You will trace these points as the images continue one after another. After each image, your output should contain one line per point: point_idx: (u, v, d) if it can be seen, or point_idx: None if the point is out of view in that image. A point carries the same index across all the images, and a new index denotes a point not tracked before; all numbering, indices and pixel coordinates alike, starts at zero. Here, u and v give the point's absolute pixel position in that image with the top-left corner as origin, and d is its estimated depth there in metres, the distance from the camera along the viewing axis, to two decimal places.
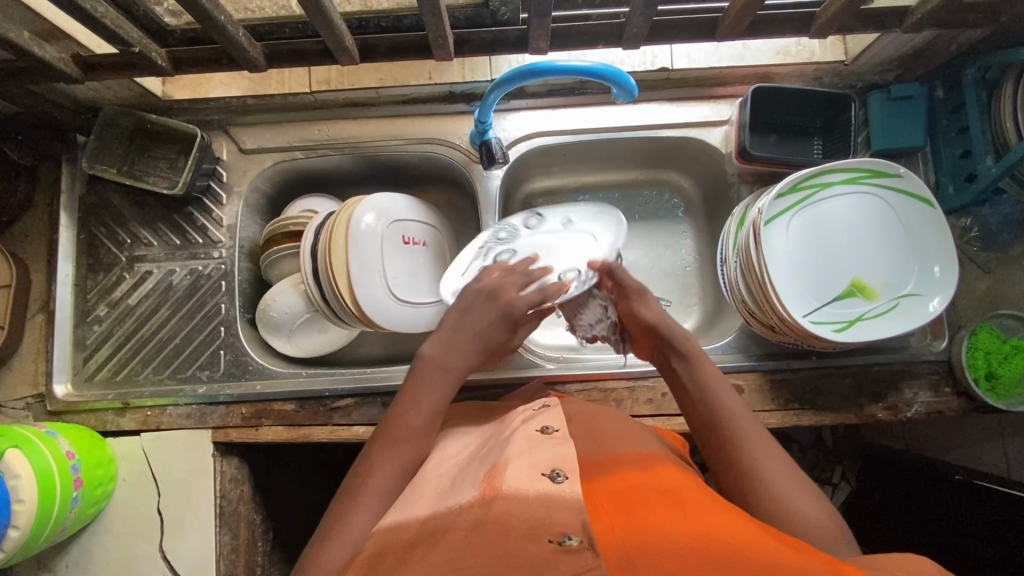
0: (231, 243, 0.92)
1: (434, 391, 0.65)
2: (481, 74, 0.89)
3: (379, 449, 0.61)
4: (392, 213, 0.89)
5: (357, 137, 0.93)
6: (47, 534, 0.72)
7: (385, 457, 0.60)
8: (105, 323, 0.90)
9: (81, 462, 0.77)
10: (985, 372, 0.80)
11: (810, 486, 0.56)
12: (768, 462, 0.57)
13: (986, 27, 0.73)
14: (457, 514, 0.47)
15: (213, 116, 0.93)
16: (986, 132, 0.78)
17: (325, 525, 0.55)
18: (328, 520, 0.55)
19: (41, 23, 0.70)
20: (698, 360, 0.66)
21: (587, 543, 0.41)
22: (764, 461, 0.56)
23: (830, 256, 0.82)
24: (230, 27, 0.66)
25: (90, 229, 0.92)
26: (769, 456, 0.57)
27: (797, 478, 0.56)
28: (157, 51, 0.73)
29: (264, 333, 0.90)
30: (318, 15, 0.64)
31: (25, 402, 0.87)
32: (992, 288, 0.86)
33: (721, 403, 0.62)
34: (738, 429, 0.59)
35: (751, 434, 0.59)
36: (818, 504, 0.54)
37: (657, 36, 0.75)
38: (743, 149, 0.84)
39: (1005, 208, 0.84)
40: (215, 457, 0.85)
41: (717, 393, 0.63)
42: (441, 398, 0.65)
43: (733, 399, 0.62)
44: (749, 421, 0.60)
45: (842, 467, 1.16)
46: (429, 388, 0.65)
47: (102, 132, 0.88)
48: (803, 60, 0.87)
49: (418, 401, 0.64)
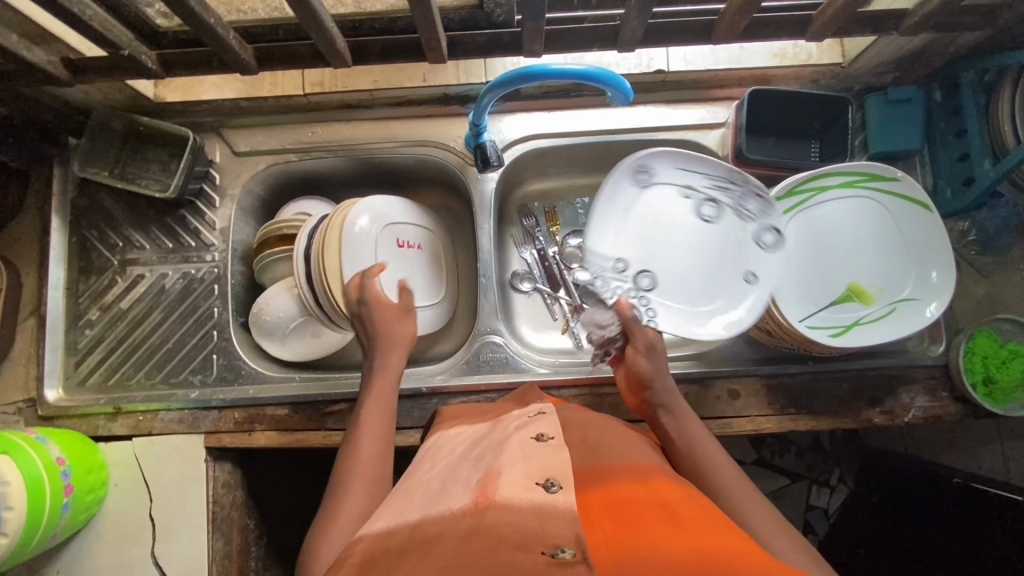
0: (224, 246, 0.92)
1: (382, 392, 0.68)
2: (476, 77, 0.89)
3: (349, 451, 0.62)
4: (387, 216, 0.88)
5: (351, 140, 0.92)
6: (36, 541, 0.71)
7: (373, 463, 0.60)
8: (96, 327, 0.90)
9: (72, 468, 0.76)
10: (983, 376, 0.80)
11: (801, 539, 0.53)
12: (754, 518, 0.54)
13: (984, 30, 0.72)
14: (449, 523, 0.47)
15: (207, 118, 0.92)
16: (984, 136, 0.78)
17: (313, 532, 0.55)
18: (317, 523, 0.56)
19: (30, 25, 0.69)
20: (685, 418, 0.65)
21: (580, 556, 0.40)
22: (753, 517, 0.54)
23: (828, 262, 0.81)
24: (220, 29, 0.65)
25: (82, 232, 0.91)
26: (758, 512, 0.55)
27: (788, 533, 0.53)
28: (147, 53, 0.72)
29: (257, 337, 0.89)
30: (309, 18, 0.64)
31: (16, 407, 0.86)
32: (990, 292, 0.86)
33: (707, 462, 0.60)
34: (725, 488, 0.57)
35: (739, 494, 0.57)
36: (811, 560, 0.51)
37: (653, 38, 0.74)
38: (739, 151, 0.84)
39: (1002, 211, 0.84)
40: (208, 462, 0.84)
41: (703, 451, 0.61)
42: (388, 395, 0.68)
43: (719, 456, 0.61)
44: (735, 476, 0.59)
45: (840, 469, 1.16)
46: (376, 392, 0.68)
47: (94, 135, 0.87)
48: (800, 62, 0.87)
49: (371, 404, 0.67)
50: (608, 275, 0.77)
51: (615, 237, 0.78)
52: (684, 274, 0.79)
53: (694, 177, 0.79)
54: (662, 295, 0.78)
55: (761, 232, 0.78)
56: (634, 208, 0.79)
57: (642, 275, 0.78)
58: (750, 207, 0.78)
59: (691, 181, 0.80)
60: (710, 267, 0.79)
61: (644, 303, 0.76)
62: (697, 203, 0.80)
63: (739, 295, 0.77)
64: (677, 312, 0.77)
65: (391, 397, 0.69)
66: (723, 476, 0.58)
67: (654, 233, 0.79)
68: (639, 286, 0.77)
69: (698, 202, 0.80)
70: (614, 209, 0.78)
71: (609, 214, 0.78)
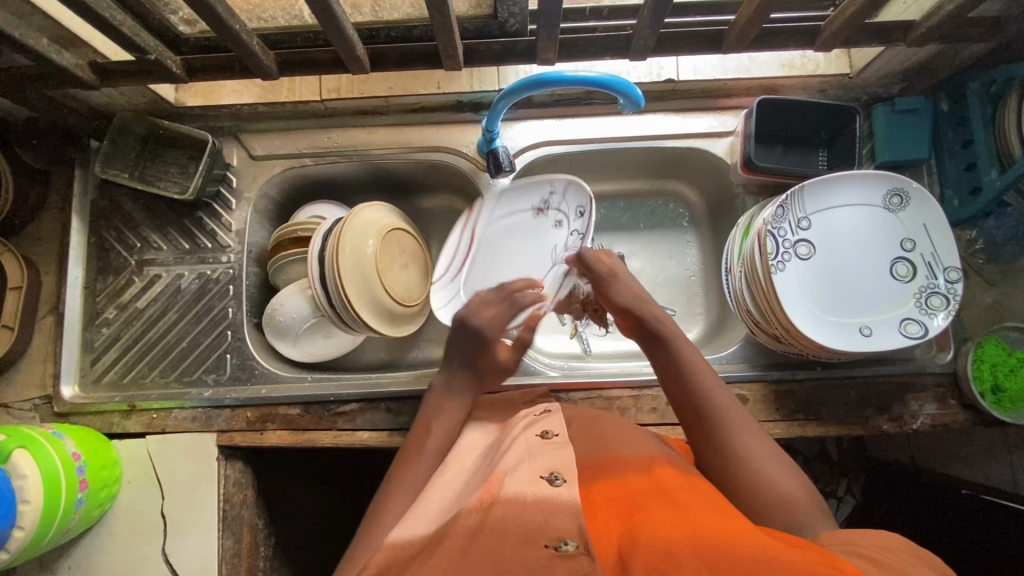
0: (240, 248, 0.93)
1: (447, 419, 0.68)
2: (489, 85, 0.91)
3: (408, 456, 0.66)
4: (388, 224, 0.90)
5: (365, 146, 0.94)
6: (51, 535, 0.72)
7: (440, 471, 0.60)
8: (112, 326, 0.91)
9: (88, 464, 0.77)
10: (991, 385, 0.80)
11: (793, 465, 0.58)
12: (746, 445, 0.58)
13: (991, 41, 0.73)
14: (456, 520, 0.48)
15: (225, 123, 0.94)
16: (991, 145, 0.79)
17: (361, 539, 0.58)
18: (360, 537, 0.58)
19: (59, 30, 0.71)
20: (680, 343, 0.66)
21: (582, 548, 0.41)
22: (745, 439, 0.58)
23: (842, 268, 0.81)
24: (245, 35, 0.67)
25: (101, 233, 0.93)
26: (747, 432, 0.59)
27: (778, 455, 0.58)
28: (171, 58, 0.74)
29: (270, 337, 0.90)
30: (332, 26, 0.66)
31: (32, 403, 0.88)
32: (997, 301, 0.87)
33: (698, 384, 0.63)
34: (718, 413, 0.61)
35: (733, 415, 0.61)
36: (797, 481, 0.56)
37: (664, 47, 0.76)
38: (748, 160, 0.85)
39: (1010, 221, 0.84)
40: (220, 461, 0.85)
41: (699, 373, 0.63)
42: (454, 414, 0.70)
43: (711, 379, 0.63)
44: (728, 403, 0.62)
45: (847, 480, 1.16)
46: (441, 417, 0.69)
47: (116, 138, 0.89)
48: (807, 73, 0.88)
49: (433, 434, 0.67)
50: (789, 220, 0.80)
51: (817, 205, 0.81)
52: (839, 277, 0.81)
53: (891, 220, 0.81)
54: (808, 269, 0.81)
55: (915, 319, 0.78)
56: (836, 208, 0.81)
57: (800, 253, 0.80)
58: (930, 301, 0.78)
59: (919, 241, 0.80)
60: (854, 292, 0.80)
61: (787, 261, 0.79)
62: (897, 256, 0.80)
63: (845, 331, 0.79)
64: (805, 288, 0.80)
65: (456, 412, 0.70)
66: (714, 400, 0.62)
67: (826, 224, 0.81)
68: (798, 248, 0.80)
69: (900, 256, 0.80)
70: (818, 193, 0.80)
71: (820, 190, 0.80)
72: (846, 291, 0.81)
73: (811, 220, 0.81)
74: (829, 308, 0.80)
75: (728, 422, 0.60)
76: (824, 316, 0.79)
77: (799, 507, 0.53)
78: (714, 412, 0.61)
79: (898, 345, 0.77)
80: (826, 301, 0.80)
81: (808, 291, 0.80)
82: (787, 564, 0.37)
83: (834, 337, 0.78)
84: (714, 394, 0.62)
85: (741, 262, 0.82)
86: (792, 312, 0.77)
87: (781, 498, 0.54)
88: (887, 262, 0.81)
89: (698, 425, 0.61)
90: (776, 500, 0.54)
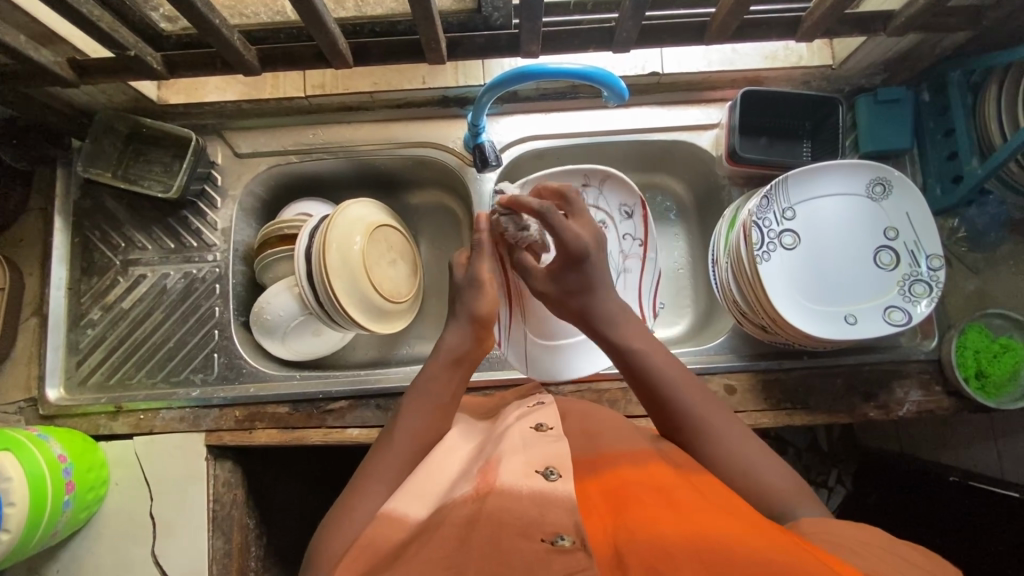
0: (226, 246, 0.92)
1: (444, 379, 0.66)
2: (474, 79, 0.91)
3: (392, 437, 0.62)
4: (370, 219, 0.89)
5: (351, 142, 0.94)
6: (38, 537, 0.71)
7: (399, 458, 0.60)
8: (98, 327, 0.91)
9: (73, 466, 0.76)
10: (974, 371, 0.81)
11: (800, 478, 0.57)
12: (724, 436, 0.59)
13: (970, 30, 0.74)
14: (451, 511, 0.47)
15: (209, 121, 0.93)
16: (973, 134, 0.80)
17: (336, 510, 0.57)
18: (338, 504, 0.57)
19: (38, 27, 0.70)
20: (623, 321, 0.66)
21: (579, 543, 0.42)
22: (722, 434, 0.59)
23: (826, 260, 0.82)
24: (226, 31, 0.67)
25: (85, 233, 0.92)
26: (723, 425, 0.59)
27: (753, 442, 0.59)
28: (152, 55, 0.73)
29: (258, 336, 0.90)
30: (314, 21, 0.65)
31: (16, 407, 0.87)
32: (980, 288, 0.88)
33: (666, 380, 0.61)
34: (692, 410, 0.60)
35: (702, 409, 0.60)
36: (806, 499, 0.54)
37: (648, 40, 0.76)
38: (733, 151, 0.86)
39: (991, 208, 0.87)
40: (210, 461, 0.85)
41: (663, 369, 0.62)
42: (445, 388, 0.66)
43: (676, 373, 0.62)
44: (696, 396, 0.61)
45: (838, 470, 1.17)
46: (442, 370, 0.66)
47: (99, 136, 0.88)
48: (791, 64, 0.90)
49: (426, 390, 0.65)
50: (773, 211, 0.80)
51: (802, 195, 0.81)
52: (825, 267, 0.82)
53: (878, 211, 0.81)
54: (793, 259, 0.81)
55: (899, 307, 0.79)
56: (821, 198, 0.82)
57: (781, 237, 0.81)
58: (914, 288, 0.79)
59: (902, 230, 0.81)
60: (837, 281, 0.81)
61: (773, 251, 0.80)
62: (881, 245, 0.81)
63: (831, 321, 0.79)
64: (790, 278, 0.80)
65: (450, 387, 0.66)
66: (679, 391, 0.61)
67: (815, 213, 0.82)
68: (783, 238, 0.81)
69: (883, 245, 0.81)
70: (803, 185, 0.81)
71: (809, 181, 0.81)
72: (833, 279, 0.81)
73: (797, 209, 0.82)
74: (815, 296, 0.80)
75: (702, 414, 0.60)
76: (812, 304, 0.80)
77: (791, 503, 0.54)
78: (685, 405, 0.60)
79: (883, 333, 0.78)
80: (813, 290, 0.81)
81: (792, 283, 0.80)
82: (785, 565, 0.38)
83: (821, 327, 0.79)
84: (683, 392, 0.61)
85: (727, 253, 0.82)
86: (778, 302, 0.77)
87: (764, 482, 0.55)
88: (872, 251, 0.82)
89: (672, 421, 0.61)
90: (768, 486, 0.55)
